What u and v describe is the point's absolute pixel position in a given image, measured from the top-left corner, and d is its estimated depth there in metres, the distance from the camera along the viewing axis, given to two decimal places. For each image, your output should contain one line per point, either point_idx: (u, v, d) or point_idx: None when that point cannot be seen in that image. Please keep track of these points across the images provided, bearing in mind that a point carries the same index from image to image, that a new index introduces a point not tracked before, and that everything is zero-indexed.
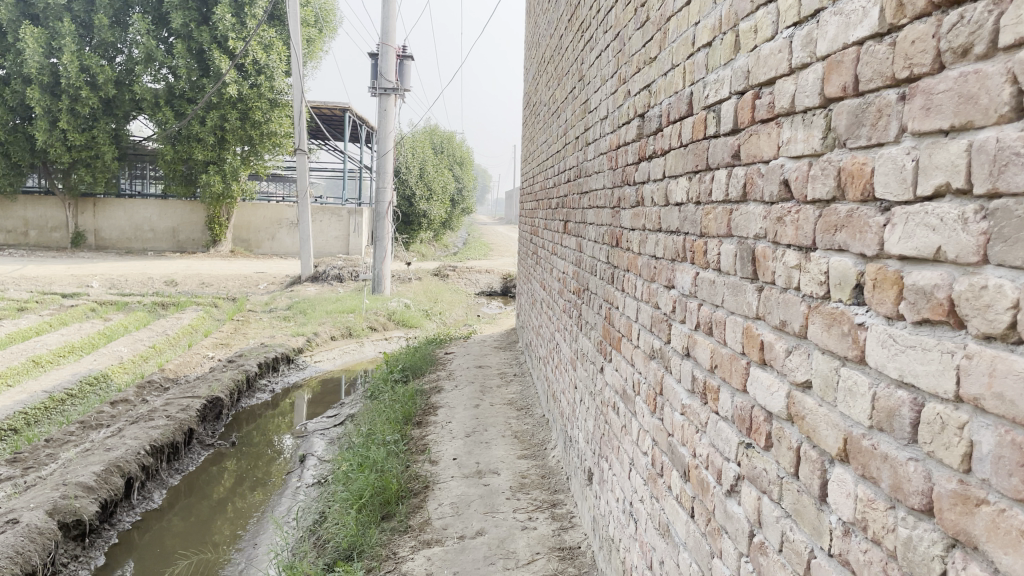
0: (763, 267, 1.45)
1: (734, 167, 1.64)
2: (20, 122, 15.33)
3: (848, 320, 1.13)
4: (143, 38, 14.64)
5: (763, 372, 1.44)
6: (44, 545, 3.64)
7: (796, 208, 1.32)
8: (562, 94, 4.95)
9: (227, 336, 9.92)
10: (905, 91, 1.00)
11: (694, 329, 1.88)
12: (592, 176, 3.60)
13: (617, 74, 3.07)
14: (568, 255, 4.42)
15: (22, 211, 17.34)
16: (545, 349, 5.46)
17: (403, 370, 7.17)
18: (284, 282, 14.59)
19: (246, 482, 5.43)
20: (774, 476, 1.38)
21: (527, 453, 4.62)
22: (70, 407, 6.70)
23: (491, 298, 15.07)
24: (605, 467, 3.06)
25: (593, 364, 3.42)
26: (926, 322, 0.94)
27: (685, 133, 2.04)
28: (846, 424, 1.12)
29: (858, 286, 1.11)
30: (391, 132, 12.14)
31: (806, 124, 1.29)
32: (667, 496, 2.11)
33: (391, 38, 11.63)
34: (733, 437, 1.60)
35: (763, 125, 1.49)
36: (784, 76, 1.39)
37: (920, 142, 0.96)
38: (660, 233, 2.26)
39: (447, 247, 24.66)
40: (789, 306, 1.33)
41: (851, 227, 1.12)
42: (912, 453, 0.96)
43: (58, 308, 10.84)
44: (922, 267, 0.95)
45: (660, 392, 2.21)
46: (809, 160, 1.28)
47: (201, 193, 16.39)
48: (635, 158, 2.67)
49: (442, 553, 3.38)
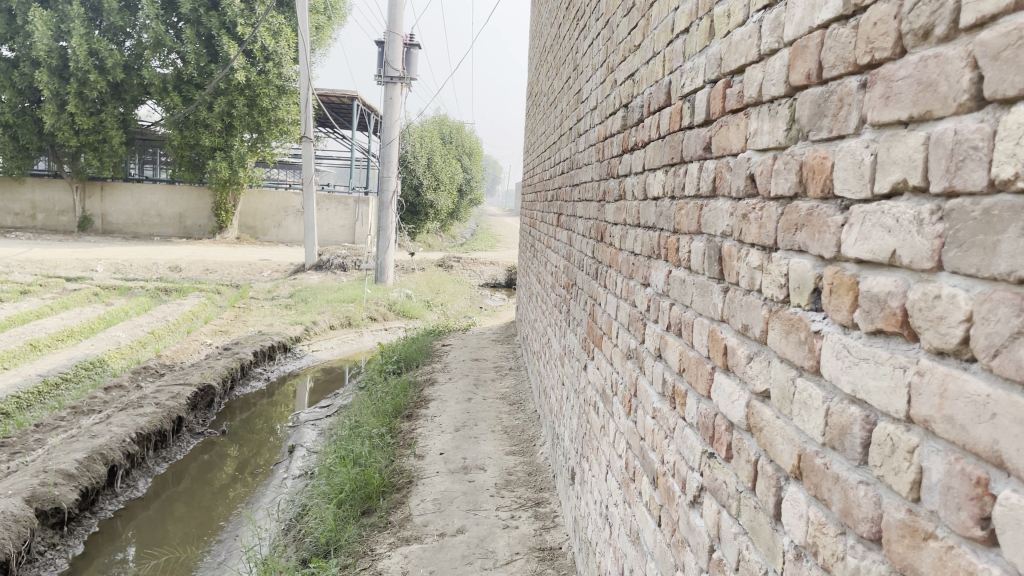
0: (728, 267, 1.37)
1: (705, 160, 1.55)
2: (28, 105, 15.31)
3: (805, 327, 1.04)
4: (152, 22, 14.59)
5: (726, 379, 1.35)
6: (19, 533, 3.59)
7: (760, 205, 1.23)
8: (559, 83, 4.86)
9: (227, 323, 9.88)
10: (868, 78, 0.91)
11: (666, 330, 1.80)
12: (582, 168, 3.51)
13: (606, 64, 2.97)
14: (559, 248, 4.34)
15: (29, 194, 17.33)
16: (538, 342, 5.40)
17: (397, 362, 7.11)
18: (288, 270, 14.55)
19: (247, 466, 5.44)
20: (733, 489, 1.30)
21: (515, 449, 4.54)
22: (64, 391, 6.66)
23: (495, 290, 14.97)
24: (585, 468, 2.98)
25: (578, 361, 3.34)
26: (879, 333, 0.86)
27: (663, 124, 1.95)
28: (800, 439, 1.03)
29: (816, 290, 1.02)
30: (397, 121, 12.04)
31: (772, 115, 1.20)
32: (638, 501, 2.03)
33: (398, 26, 11.52)
34: (697, 445, 1.51)
35: (733, 115, 1.40)
36: (753, 63, 1.30)
37: (879, 135, 0.87)
38: (639, 228, 2.17)
39: (455, 238, 24.57)
40: (750, 310, 1.25)
41: (811, 227, 1.03)
42: (862, 475, 0.88)
43: (61, 291, 10.82)
44: (877, 273, 0.87)
45: (634, 393, 2.13)
46: (774, 154, 1.19)
47: (208, 179, 16.34)
48: (619, 151, 2.58)
49: (419, 550, 3.31)
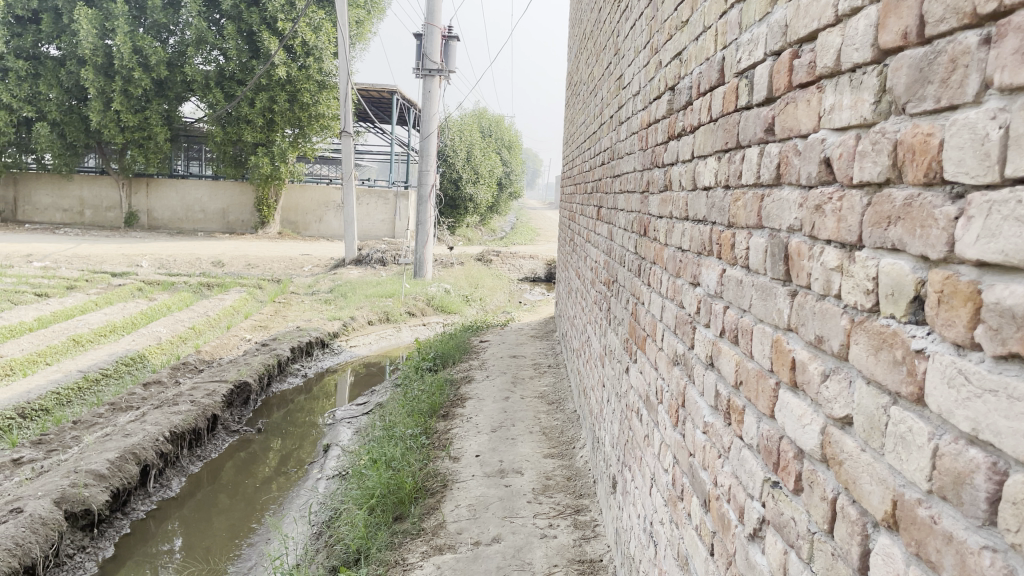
0: (797, 267, 1.17)
1: (767, 144, 1.36)
2: (75, 103, 15.49)
3: (901, 343, 0.85)
4: (194, 19, 14.63)
5: (795, 398, 1.16)
6: (47, 536, 3.53)
7: (838, 195, 1.04)
8: (599, 70, 4.65)
9: (268, 318, 9.85)
10: (992, 31, 0.72)
11: (720, 336, 1.60)
12: (623, 158, 3.32)
13: (649, 45, 2.77)
14: (599, 243, 4.15)
15: (77, 190, 17.60)
16: (577, 340, 5.22)
17: (434, 359, 6.97)
18: (329, 264, 14.49)
19: (289, 462, 5.43)
20: (804, 529, 1.10)
21: (554, 451, 4.36)
22: (104, 387, 6.61)
23: (534, 285, 14.81)
24: (628, 477, 2.80)
25: (619, 364, 3.15)
26: (1012, 359, 0.67)
27: (716, 106, 1.75)
28: (897, 481, 0.85)
29: (917, 299, 0.83)
30: (435, 114, 11.88)
31: (854, 86, 1.01)
32: (687, 524, 1.84)
33: (436, 18, 11.32)
34: (758, 471, 1.32)
35: (803, 90, 1.20)
36: (829, 27, 1.09)
37: (1012, 102, 0.68)
38: (687, 222, 1.98)
39: (494, 231, 24.36)
40: (826, 318, 1.06)
41: (910, 220, 0.84)
42: (986, 539, 0.69)
43: (107, 287, 10.88)
44: (1009, 281, 0.68)
45: (682, 403, 1.94)
46: (856, 133, 0.99)
47: (251, 175, 16.34)
48: (664, 138, 2.38)
49: (453, 561, 3.16)
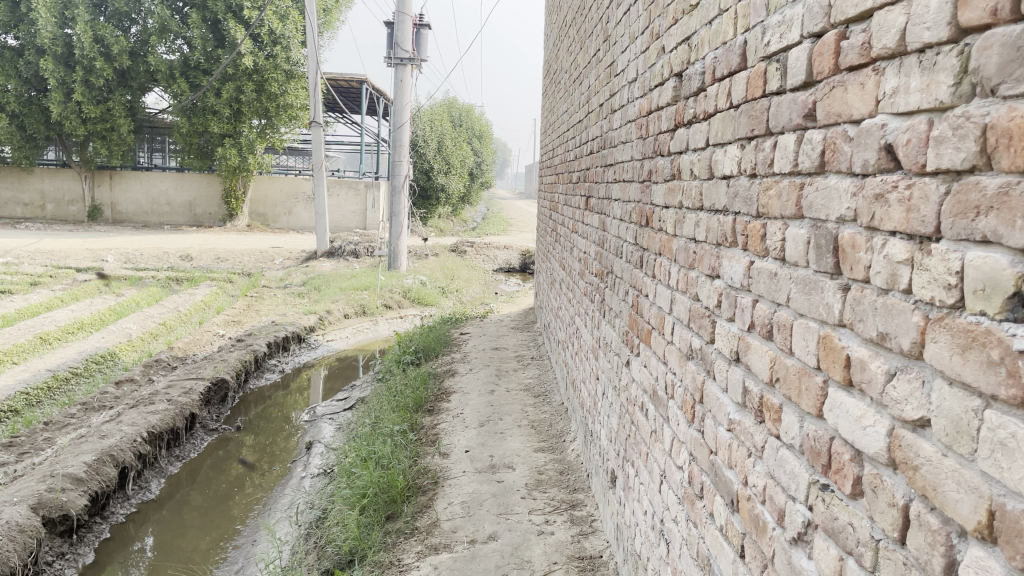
0: (851, 260, 1.11)
1: (807, 131, 1.30)
2: (35, 93, 15.06)
3: (995, 340, 0.79)
4: (157, 8, 14.27)
5: (850, 398, 1.11)
6: (25, 544, 3.40)
7: (906, 183, 0.98)
8: (585, 58, 4.57)
9: (241, 312, 9.67)
10: None
11: (747, 330, 1.54)
12: (618, 147, 3.25)
13: (648, 30, 2.70)
14: (589, 233, 4.09)
15: (37, 183, 17.10)
16: (563, 332, 5.16)
17: (415, 353, 6.87)
18: (300, 257, 14.27)
19: (270, 460, 5.31)
20: (866, 536, 1.05)
21: (544, 445, 4.30)
22: (74, 386, 6.42)
23: (509, 275, 14.72)
24: (630, 472, 2.75)
25: (617, 355, 3.10)
26: None
27: (736, 92, 1.69)
28: (994, 491, 0.79)
29: (1015, 294, 0.77)
30: (407, 104, 11.70)
31: (924, 69, 0.95)
32: (708, 523, 1.78)
33: (408, 5, 11.12)
34: (802, 473, 1.26)
35: (852, 73, 1.14)
36: (888, 5, 1.03)
37: None
38: (701, 212, 1.92)
39: (466, 222, 24.20)
40: (891, 315, 1.00)
41: (1007, 211, 0.79)
42: None
43: (72, 283, 10.60)
44: None
45: (700, 399, 1.88)
46: (928, 117, 0.94)
47: (217, 166, 16.02)
48: (669, 125, 2.32)
49: (450, 561, 3.09)
